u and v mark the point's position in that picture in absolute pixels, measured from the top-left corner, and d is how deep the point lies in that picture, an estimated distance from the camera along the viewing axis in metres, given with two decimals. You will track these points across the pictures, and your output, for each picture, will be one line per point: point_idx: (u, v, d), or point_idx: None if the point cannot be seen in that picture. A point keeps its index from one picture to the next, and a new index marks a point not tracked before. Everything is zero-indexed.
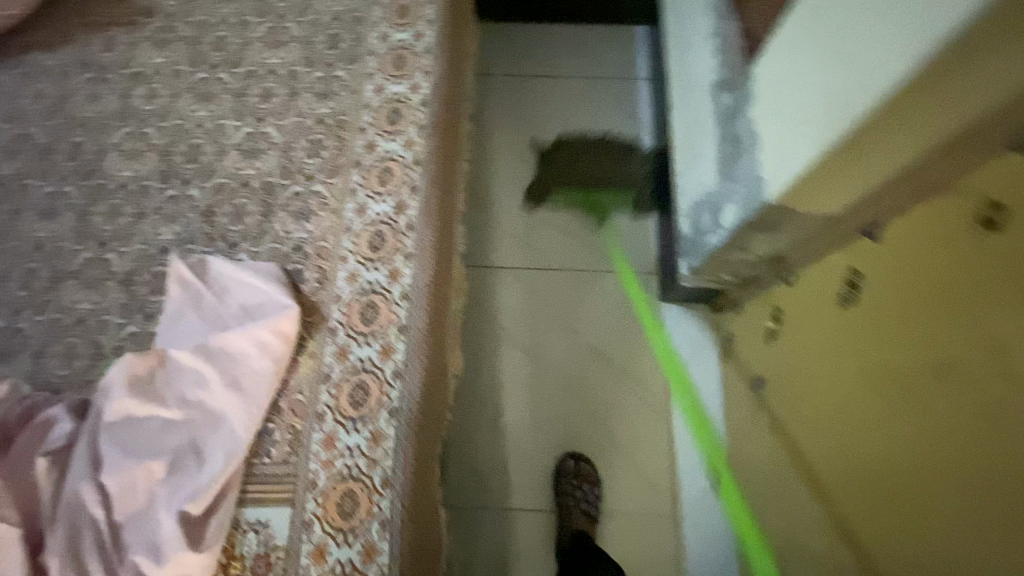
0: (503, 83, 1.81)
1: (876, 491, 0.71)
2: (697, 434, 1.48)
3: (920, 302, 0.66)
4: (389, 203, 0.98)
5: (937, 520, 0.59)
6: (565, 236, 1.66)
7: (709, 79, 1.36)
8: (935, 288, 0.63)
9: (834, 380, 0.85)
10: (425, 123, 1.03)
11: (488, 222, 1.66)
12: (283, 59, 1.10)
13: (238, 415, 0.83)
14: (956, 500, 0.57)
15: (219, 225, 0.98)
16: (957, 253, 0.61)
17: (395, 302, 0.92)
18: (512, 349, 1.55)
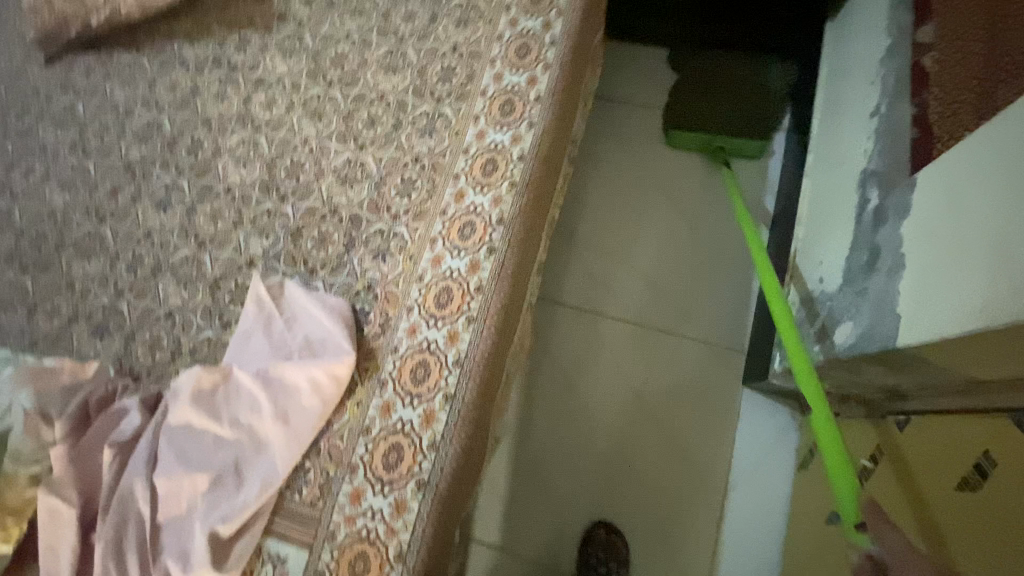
0: (628, 113, 1.68)
1: None
2: (747, 539, 1.35)
3: None
4: (464, 261, 0.95)
5: None
6: (654, 293, 1.54)
7: (858, 165, 1.16)
8: None
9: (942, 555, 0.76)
10: (518, 180, 0.98)
11: (577, 264, 1.59)
12: (394, 86, 1.09)
13: (279, 447, 0.85)
14: None
15: (303, 248, 1.01)
16: None
17: (447, 367, 0.89)
18: (575, 401, 1.48)
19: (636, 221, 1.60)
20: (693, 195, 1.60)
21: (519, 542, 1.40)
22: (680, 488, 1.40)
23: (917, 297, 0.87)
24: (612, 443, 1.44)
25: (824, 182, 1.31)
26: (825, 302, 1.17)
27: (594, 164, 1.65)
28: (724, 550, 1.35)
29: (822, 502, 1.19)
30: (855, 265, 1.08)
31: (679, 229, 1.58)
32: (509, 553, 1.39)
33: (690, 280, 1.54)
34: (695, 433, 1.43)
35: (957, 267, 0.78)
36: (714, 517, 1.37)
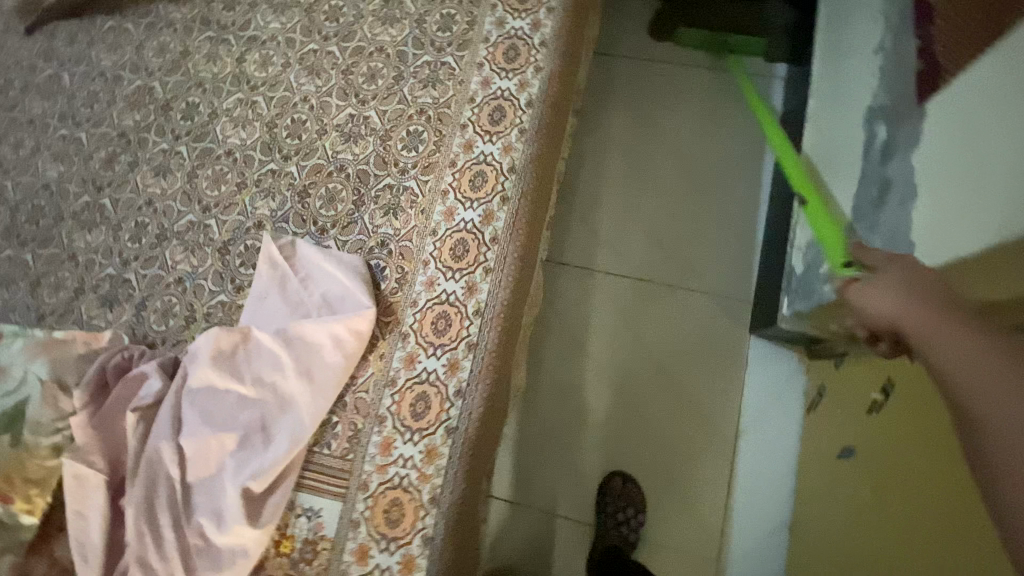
0: (624, 68, 1.66)
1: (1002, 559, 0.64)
2: (761, 480, 1.38)
3: None
4: (478, 211, 0.93)
5: None
6: (658, 250, 1.54)
7: (863, 101, 1.16)
8: None
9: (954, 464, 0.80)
10: (527, 126, 0.97)
11: (580, 224, 1.58)
12: (393, 38, 1.06)
13: (306, 405, 0.85)
14: None
15: (312, 207, 0.99)
16: None
17: (468, 316, 0.89)
18: (584, 360, 1.49)
19: (638, 179, 1.59)
20: (694, 149, 1.59)
21: (534, 495, 1.43)
22: (691, 438, 1.42)
23: (938, 221, 0.87)
24: (621, 399, 1.46)
25: (825, 124, 1.31)
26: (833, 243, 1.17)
27: (595, 122, 1.63)
28: (738, 494, 1.38)
29: (834, 436, 1.22)
30: (864, 203, 1.08)
31: (683, 184, 1.57)
32: (525, 507, 1.42)
33: (693, 235, 1.54)
34: (705, 385, 1.45)
35: (981, 181, 0.77)
36: (727, 463, 1.40)
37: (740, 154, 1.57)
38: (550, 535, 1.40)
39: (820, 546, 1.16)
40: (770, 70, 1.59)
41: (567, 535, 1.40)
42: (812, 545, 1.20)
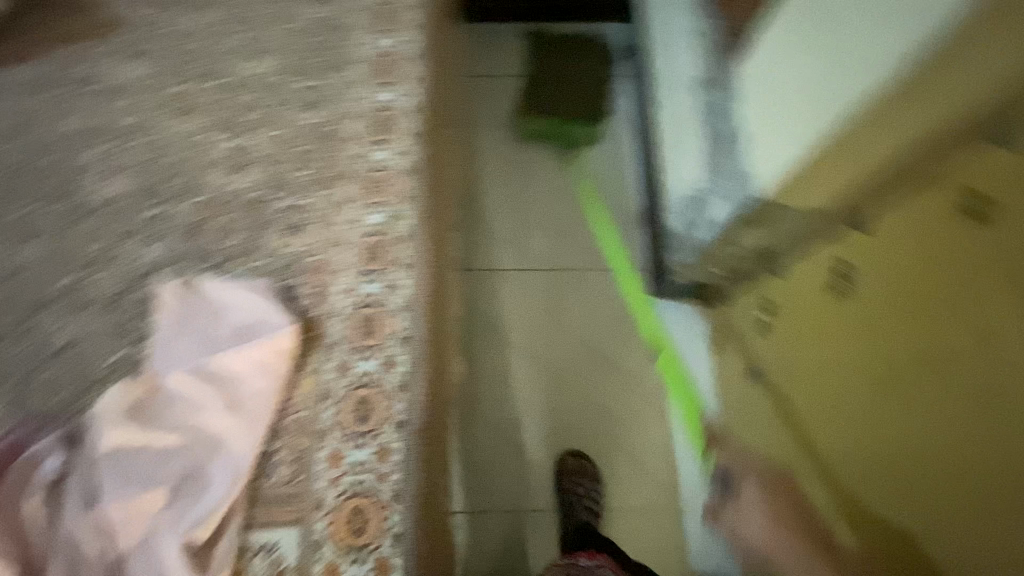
0: (490, 84, 1.79)
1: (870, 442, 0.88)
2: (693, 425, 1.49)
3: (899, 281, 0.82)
4: (382, 214, 0.97)
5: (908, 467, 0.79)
6: (556, 239, 1.66)
7: (691, 77, 1.38)
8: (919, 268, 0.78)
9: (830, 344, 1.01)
10: (414, 130, 1.03)
11: (481, 231, 1.65)
12: (264, 70, 1.08)
13: (240, 437, 0.81)
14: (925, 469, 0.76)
15: (208, 243, 0.95)
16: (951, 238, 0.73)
17: (394, 314, 0.91)
18: (511, 355, 1.54)
19: (523, 179, 1.71)
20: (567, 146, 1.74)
21: (492, 496, 1.43)
22: (625, 404, 1.51)
23: (763, 161, 1.06)
24: (553, 383, 1.52)
25: (668, 104, 1.53)
26: (696, 198, 1.36)
27: (475, 134, 1.73)
28: (677, 442, 1.48)
29: (739, 361, 1.39)
30: (710, 156, 1.27)
31: (564, 178, 1.72)
32: (488, 510, 1.41)
33: (583, 220, 1.68)
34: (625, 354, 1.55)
35: (784, 120, 0.98)
36: (662, 415, 1.50)
37: (607, 143, 1.75)
38: (518, 531, 1.40)
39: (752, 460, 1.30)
40: (615, 73, 1.81)
41: (534, 525, 1.41)
42: (746, 462, 1.32)
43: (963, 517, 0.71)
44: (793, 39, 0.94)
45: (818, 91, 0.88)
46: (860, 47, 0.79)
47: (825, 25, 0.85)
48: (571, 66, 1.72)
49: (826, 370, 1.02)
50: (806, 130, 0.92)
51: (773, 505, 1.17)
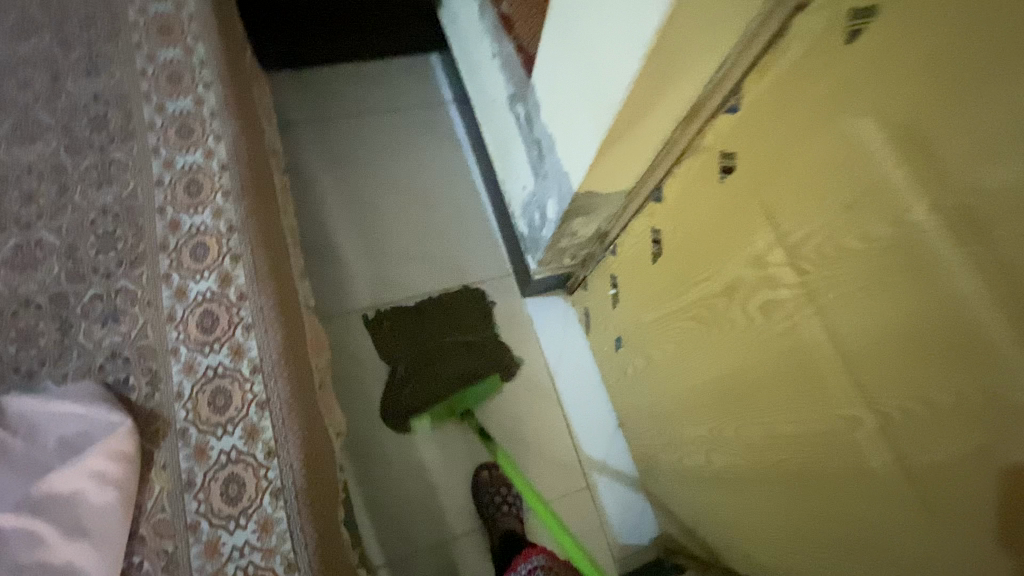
0: (315, 131, 1.76)
1: (753, 422, 0.98)
2: (587, 406, 1.60)
3: (703, 235, 1.00)
4: (212, 279, 0.91)
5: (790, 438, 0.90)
6: (421, 265, 1.67)
7: (502, 94, 1.49)
8: (708, 222, 0.97)
9: (667, 303, 1.17)
10: (231, 186, 0.98)
11: (338, 288, 1.59)
12: (39, 154, 0.97)
13: (92, 561, 0.71)
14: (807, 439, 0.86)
15: (6, 358, 0.83)
16: (716, 187, 0.93)
17: (247, 379, 0.86)
18: (399, 389, 1.51)
19: (370, 216, 1.69)
20: (410, 174, 1.77)
21: (411, 536, 1.40)
22: (523, 407, 1.57)
23: (566, 155, 1.16)
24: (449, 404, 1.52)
25: (490, 121, 1.64)
26: (533, 200, 1.46)
27: (312, 184, 1.69)
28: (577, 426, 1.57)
29: (608, 337, 1.53)
30: (534, 161, 1.37)
31: (412, 206, 1.73)
32: (410, 550, 1.39)
33: (441, 243, 1.70)
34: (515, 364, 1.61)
35: (573, 117, 1.08)
36: (557, 405, 1.59)
37: (447, 163, 1.81)
38: (446, 561, 1.40)
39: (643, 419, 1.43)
40: (438, 100, 1.90)
41: (461, 550, 1.41)
42: (641, 423, 1.45)
43: (797, 474, 0.91)
44: (560, 48, 1.05)
45: (588, 90, 0.98)
46: (603, 51, 0.90)
47: (580, 34, 0.96)
48: (413, 208, 1.73)
49: (671, 327, 1.18)
50: (587, 122, 1.02)
51: (672, 452, 1.32)
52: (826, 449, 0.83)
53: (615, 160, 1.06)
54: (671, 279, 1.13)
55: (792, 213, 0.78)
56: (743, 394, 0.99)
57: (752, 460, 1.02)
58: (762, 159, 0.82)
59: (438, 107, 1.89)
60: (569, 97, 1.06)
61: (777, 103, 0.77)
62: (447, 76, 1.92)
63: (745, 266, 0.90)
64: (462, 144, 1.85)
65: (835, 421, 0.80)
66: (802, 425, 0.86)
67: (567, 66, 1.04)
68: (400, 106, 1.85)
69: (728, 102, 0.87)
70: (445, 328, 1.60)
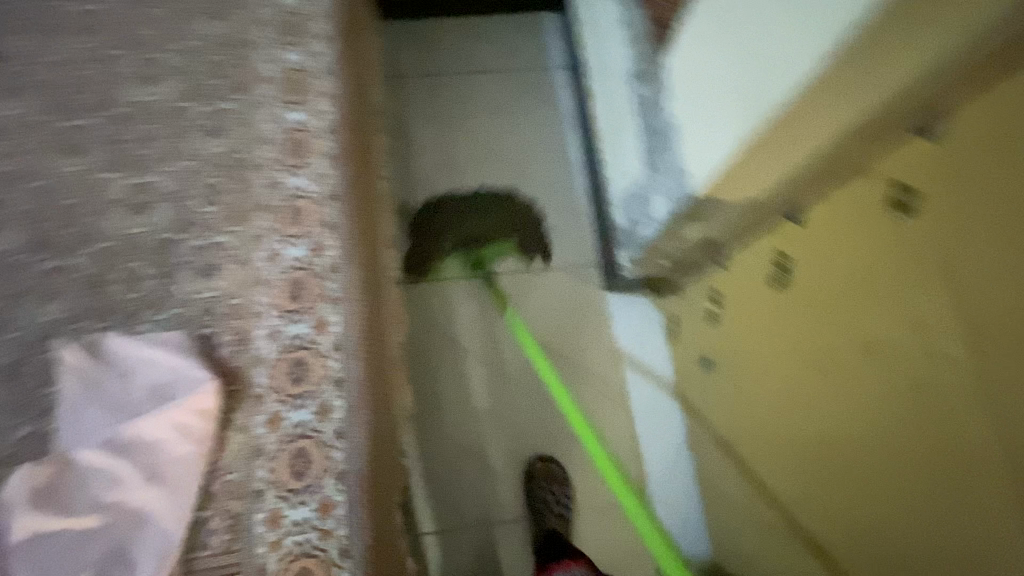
0: (420, 85, 1.71)
1: (840, 475, 0.83)
2: (657, 420, 1.49)
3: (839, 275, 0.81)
4: (304, 246, 0.90)
5: (884, 509, 0.75)
6: (488, 184, 1.64)
7: (622, 68, 1.34)
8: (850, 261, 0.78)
9: (776, 337, 1.01)
10: (331, 151, 0.95)
11: (409, 172, 1.63)
12: (159, 96, 0.98)
13: (165, 510, 0.74)
14: (905, 520, 0.71)
15: (112, 297, 0.87)
16: (875, 223, 0.73)
17: (326, 355, 0.85)
18: (468, 363, 1.49)
19: (463, 181, 1.64)
20: (507, 143, 1.68)
21: (459, 514, 1.39)
22: (589, 405, 1.49)
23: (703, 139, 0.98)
24: (515, 386, 1.49)
25: (603, 96, 1.50)
26: (638, 193, 1.33)
27: (410, 140, 1.65)
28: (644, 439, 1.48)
29: (695, 353, 1.39)
30: (648, 150, 1.23)
31: (506, 177, 1.65)
32: (456, 528, 1.38)
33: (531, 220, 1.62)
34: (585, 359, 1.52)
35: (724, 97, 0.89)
36: (625, 411, 1.49)
37: (546, 135, 1.70)
38: (488, 546, 1.38)
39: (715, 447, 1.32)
40: (547, 64, 1.77)
41: (504, 539, 1.38)
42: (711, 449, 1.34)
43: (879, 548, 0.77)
44: (718, 16, 0.86)
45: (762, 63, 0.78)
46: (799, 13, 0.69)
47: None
48: (507, 178, 1.65)
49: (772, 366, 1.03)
50: (746, 103, 0.84)
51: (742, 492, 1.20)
52: (927, 542, 0.68)
53: (769, 156, 0.87)
54: (788, 312, 0.96)
55: (974, 275, 0.59)
56: (836, 442, 0.84)
57: (825, 505, 0.89)
58: (953, 201, 0.61)
59: (547, 72, 1.76)
60: (711, 87, 0.92)
61: (998, 135, 0.56)
62: (563, 40, 1.78)
63: (887, 318, 0.71)
64: (567, 116, 1.72)
65: (934, 500, 0.66)
66: (904, 504, 0.71)
67: (715, 51, 0.89)
68: (506, 68, 1.75)
69: (921, 119, 0.64)
70: (490, 219, 1.60)
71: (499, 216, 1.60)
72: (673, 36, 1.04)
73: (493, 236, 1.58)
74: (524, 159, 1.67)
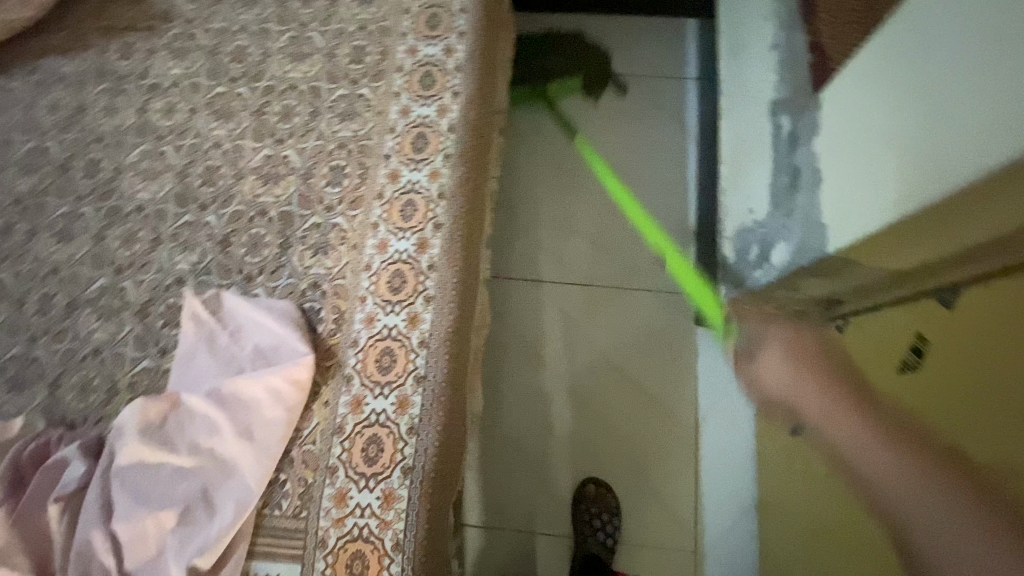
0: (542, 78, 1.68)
1: None
2: (729, 473, 1.39)
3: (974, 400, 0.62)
4: (411, 240, 0.93)
5: None
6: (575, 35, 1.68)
7: (765, 93, 1.24)
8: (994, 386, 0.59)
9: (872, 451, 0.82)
10: (452, 151, 0.97)
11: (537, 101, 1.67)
12: (304, 73, 1.04)
13: (249, 465, 0.81)
14: None
15: (235, 257, 0.94)
16: None
17: (413, 350, 0.87)
18: (539, 368, 1.48)
19: (568, 184, 1.60)
20: (622, 151, 1.62)
21: (502, 515, 1.39)
22: (654, 442, 1.41)
23: (866, 187, 0.83)
24: (583, 402, 1.45)
25: (736, 120, 1.40)
26: (758, 231, 1.22)
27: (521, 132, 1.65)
28: (708, 491, 1.38)
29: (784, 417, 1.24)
30: (780, 189, 1.13)
31: (613, 186, 1.60)
32: (498, 527, 1.38)
33: (632, 234, 1.56)
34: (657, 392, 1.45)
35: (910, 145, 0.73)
36: (693, 455, 1.40)
37: (665, 149, 1.62)
38: (526, 558, 1.35)
39: (782, 518, 1.20)
40: (680, 75, 1.67)
41: (542, 554, 1.36)
42: (777, 517, 1.23)
43: None
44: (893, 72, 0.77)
45: (970, 116, 0.62)
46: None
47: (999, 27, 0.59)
48: (615, 185, 1.60)
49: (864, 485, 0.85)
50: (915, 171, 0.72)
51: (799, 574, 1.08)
52: None
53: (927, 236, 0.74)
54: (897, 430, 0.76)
55: None
56: None
57: None
58: None
59: (677, 82, 1.66)
60: (870, 144, 0.82)
61: None
62: (701, 49, 1.67)
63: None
64: (691, 131, 1.63)
65: None
66: None
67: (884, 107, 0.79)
68: (635, 73, 1.67)
69: None
70: (567, 60, 1.62)
71: (575, 57, 1.63)
72: (836, 73, 0.93)
73: (565, 71, 1.61)
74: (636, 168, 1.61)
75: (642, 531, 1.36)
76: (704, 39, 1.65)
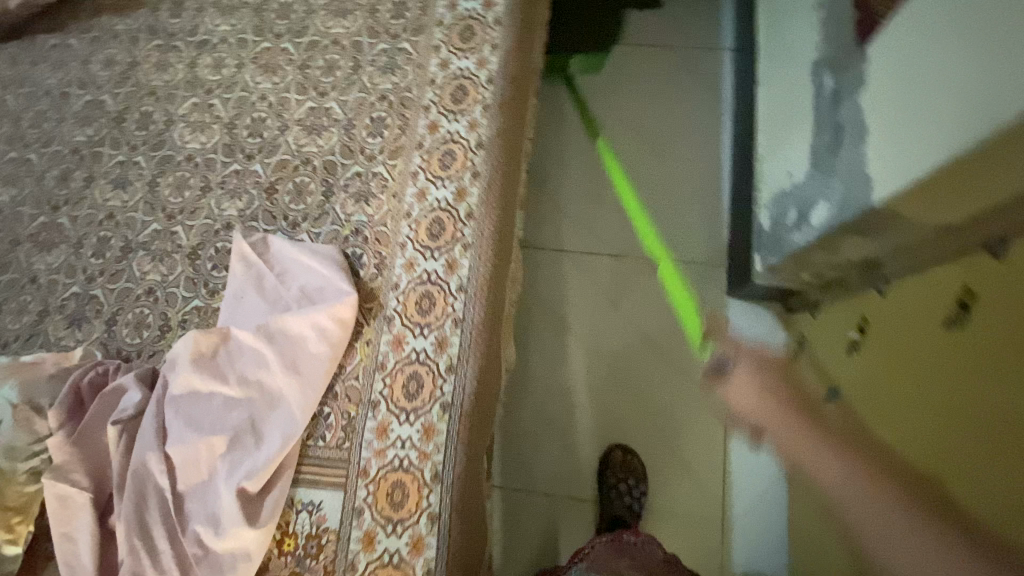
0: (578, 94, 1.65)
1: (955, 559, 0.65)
2: (758, 444, 1.37)
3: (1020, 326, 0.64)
4: (451, 189, 0.93)
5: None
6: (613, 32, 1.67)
7: (807, 56, 1.22)
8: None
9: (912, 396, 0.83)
10: (491, 101, 0.97)
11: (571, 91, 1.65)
12: (347, 29, 1.06)
13: (294, 397, 0.84)
14: None
15: (280, 203, 0.97)
16: None
17: (451, 294, 0.89)
18: (566, 336, 1.48)
19: (598, 154, 1.60)
20: (653, 121, 1.62)
21: (528, 478, 1.40)
22: (681, 414, 1.41)
23: (910, 138, 0.81)
24: (610, 372, 1.45)
25: (773, 88, 1.39)
26: (796, 195, 1.21)
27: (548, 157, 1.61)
28: (735, 462, 1.37)
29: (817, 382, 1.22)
30: (821, 149, 1.11)
31: (645, 157, 1.59)
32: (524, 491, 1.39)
33: (663, 205, 1.55)
34: (686, 365, 1.44)
35: (956, 87, 0.72)
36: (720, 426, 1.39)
37: (697, 120, 1.61)
38: (552, 521, 1.37)
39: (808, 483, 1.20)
40: (717, 45, 1.65)
41: (568, 518, 1.37)
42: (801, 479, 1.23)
43: None
44: (933, 26, 0.76)
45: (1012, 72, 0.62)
46: None
47: None
48: (648, 156, 1.59)
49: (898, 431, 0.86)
50: (954, 122, 0.72)
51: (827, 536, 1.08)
52: None
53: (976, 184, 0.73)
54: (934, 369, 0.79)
55: None
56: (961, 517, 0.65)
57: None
58: None
59: (712, 53, 1.65)
60: (910, 100, 0.81)
61: None
62: (737, 20, 1.65)
63: None
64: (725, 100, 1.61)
65: None
66: None
67: (924, 62, 0.78)
68: (667, 46, 1.67)
69: None
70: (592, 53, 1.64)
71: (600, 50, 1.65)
72: (881, 27, 0.91)
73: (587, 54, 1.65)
74: (669, 138, 1.60)
75: (667, 499, 1.36)
76: (740, 11, 1.64)
